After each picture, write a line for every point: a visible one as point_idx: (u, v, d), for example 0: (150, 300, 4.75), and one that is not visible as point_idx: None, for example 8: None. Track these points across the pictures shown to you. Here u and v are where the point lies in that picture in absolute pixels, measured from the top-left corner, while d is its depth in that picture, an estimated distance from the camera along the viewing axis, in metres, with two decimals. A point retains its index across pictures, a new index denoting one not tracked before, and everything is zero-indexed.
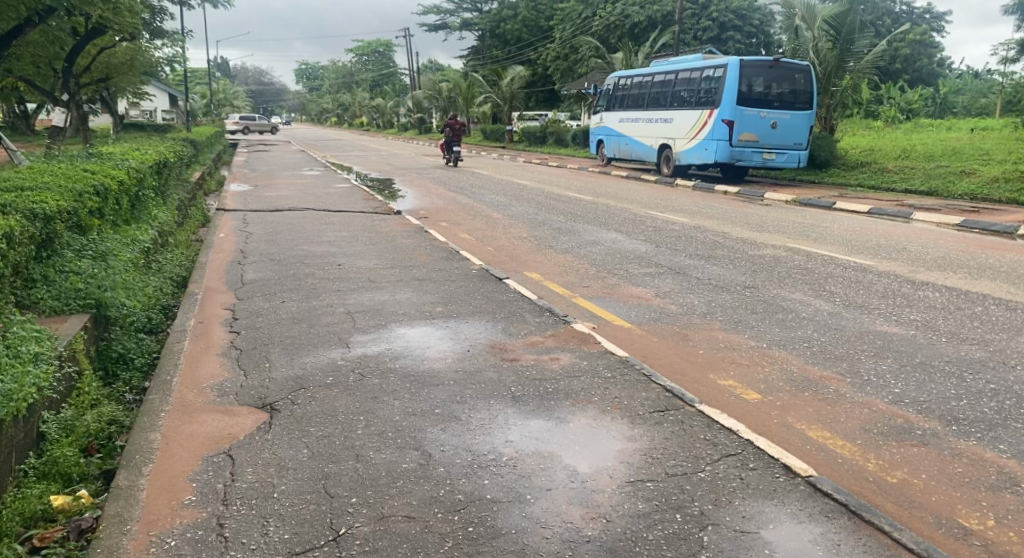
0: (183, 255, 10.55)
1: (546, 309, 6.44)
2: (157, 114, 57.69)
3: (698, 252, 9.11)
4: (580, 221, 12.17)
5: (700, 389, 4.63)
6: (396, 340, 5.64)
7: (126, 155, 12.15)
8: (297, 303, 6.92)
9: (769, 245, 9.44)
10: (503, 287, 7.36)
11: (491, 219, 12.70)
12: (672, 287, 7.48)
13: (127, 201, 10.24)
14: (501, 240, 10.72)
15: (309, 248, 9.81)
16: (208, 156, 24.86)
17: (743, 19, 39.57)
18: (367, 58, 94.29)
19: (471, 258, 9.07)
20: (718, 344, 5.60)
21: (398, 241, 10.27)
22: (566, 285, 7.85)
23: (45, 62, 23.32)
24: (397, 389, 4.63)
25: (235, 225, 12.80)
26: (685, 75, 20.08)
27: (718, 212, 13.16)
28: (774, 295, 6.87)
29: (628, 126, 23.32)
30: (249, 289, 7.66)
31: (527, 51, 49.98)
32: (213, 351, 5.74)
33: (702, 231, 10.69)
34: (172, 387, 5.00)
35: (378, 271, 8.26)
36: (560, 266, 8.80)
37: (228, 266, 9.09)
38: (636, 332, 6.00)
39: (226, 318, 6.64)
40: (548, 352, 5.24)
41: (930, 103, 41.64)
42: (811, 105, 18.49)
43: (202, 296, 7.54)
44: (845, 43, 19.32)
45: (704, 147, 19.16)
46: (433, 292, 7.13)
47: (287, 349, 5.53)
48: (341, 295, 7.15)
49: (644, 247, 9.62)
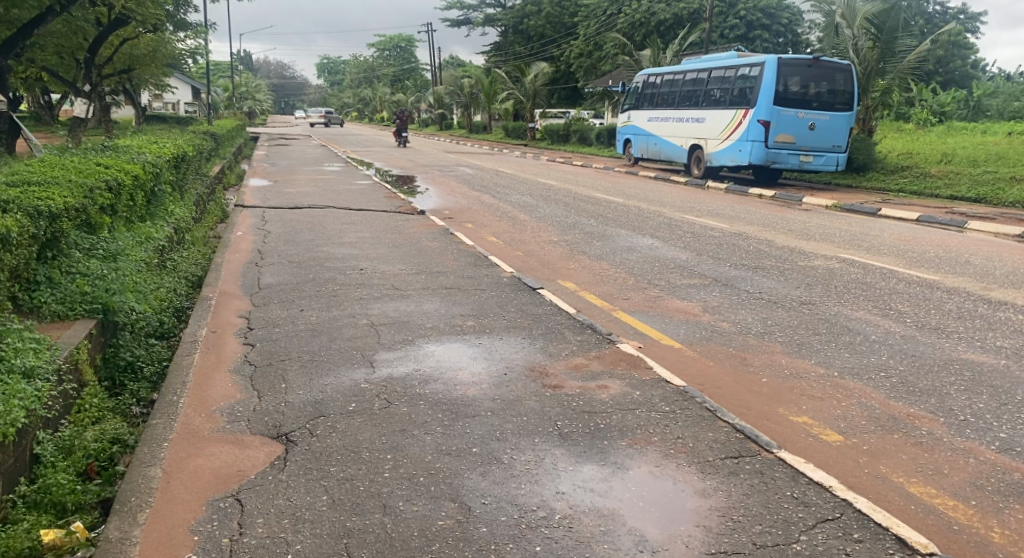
0: (198, 253, 10.09)
1: (587, 325, 5.89)
2: (180, 107, 57.61)
3: (743, 262, 8.54)
4: (613, 225, 11.61)
5: (772, 429, 4.09)
6: (426, 359, 5.13)
7: (143, 149, 11.74)
8: (317, 313, 6.42)
9: (819, 255, 8.87)
10: (538, 298, 6.84)
11: (520, 222, 12.17)
12: (721, 301, 6.93)
13: (143, 196, 9.80)
14: (531, 244, 10.21)
15: (329, 250, 9.32)
16: (229, 149, 24.54)
17: (771, 18, 38.83)
18: (389, 53, 93.91)
19: (502, 264, 8.56)
20: (782, 372, 5.05)
21: (423, 244, 9.76)
22: (605, 295, 7.32)
23: (68, 52, 23.14)
24: (428, 420, 4.11)
25: (253, 222, 12.37)
26: (719, 74, 19.45)
27: (758, 217, 12.59)
28: (836, 314, 6.32)
29: (656, 125, 22.71)
30: (266, 296, 7.16)
31: (550, 48, 49.49)
32: (223, 367, 5.23)
33: (744, 238, 10.13)
34: (178, 409, 4.51)
35: (403, 278, 7.75)
36: (596, 274, 8.25)
37: (244, 268, 8.61)
38: (688, 354, 5.46)
39: (240, 328, 6.14)
40: (595, 379, 4.70)
41: (963, 105, 40.65)
42: (851, 106, 17.81)
43: (216, 302, 7.04)
44: (886, 43, 18.61)
45: (738, 148, 18.52)
46: (463, 303, 6.61)
47: (307, 366, 5.04)
48: (363, 304, 6.63)
49: (684, 256, 9.06)
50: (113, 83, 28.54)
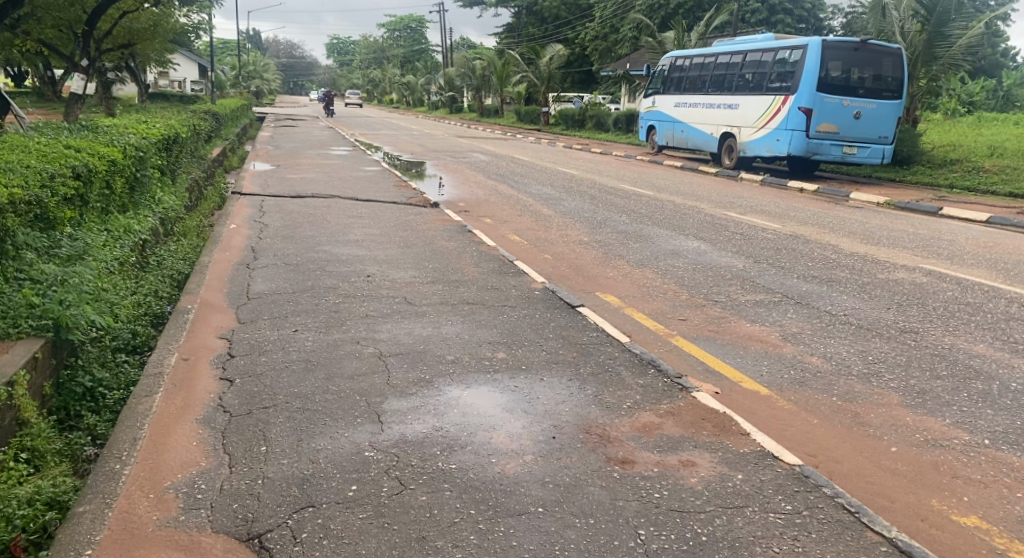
0: (187, 248, 8.92)
1: (649, 363, 4.70)
2: (185, 84, 56.32)
3: (811, 274, 7.39)
4: (649, 223, 10.42)
5: (940, 542, 2.95)
6: (449, 411, 3.95)
7: (129, 129, 10.54)
8: (313, 336, 5.24)
9: (898, 264, 7.70)
10: (581, 320, 5.70)
11: (544, 217, 10.99)
12: (801, 327, 5.75)
13: (123, 184, 8.68)
14: (560, 245, 9.04)
15: (333, 250, 8.16)
16: (231, 130, 23.40)
17: (794, 2, 37.45)
18: (399, 33, 91.35)
19: (531, 271, 7.40)
20: (913, 438, 3.85)
21: (438, 244, 8.58)
22: (655, 314, 6.16)
23: (64, 25, 21.83)
24: (457, 521, 2.96)
25: (250, 213, 11.19)
26: (755, 57, 18.17)
27: (808, 215, 11.42)
28: (952, 349, 5.17)
29: (683, 111, 21.42)
30: (255, 309, 6.00)
31: (564, 30, 48.24)
32: (191, 415, 4.06)
33: (804, 242, 8.97)
34: (119, 485, 3.34)
35: (416, 289, 6.59)
36: (640, 286, 7.08)
37: (233, 271, 7.46)
38: (783, 409, 4.27)
39: (219, 356, 4.96)
40: (675, 450, 3.53)
41: (992, 96, 39.39)
42: (900, 94, 16.55)
43: (195, 317, 5.87)
44: (937, 26, 17.31)
45: (775, 137, 17.26)
46: (490, 326, 5.45)
47: (294, 421, 3.88)
48: (368, 326, 5.48)
49: (740, 264, 7.89)
50: (114, 58, 27.24)
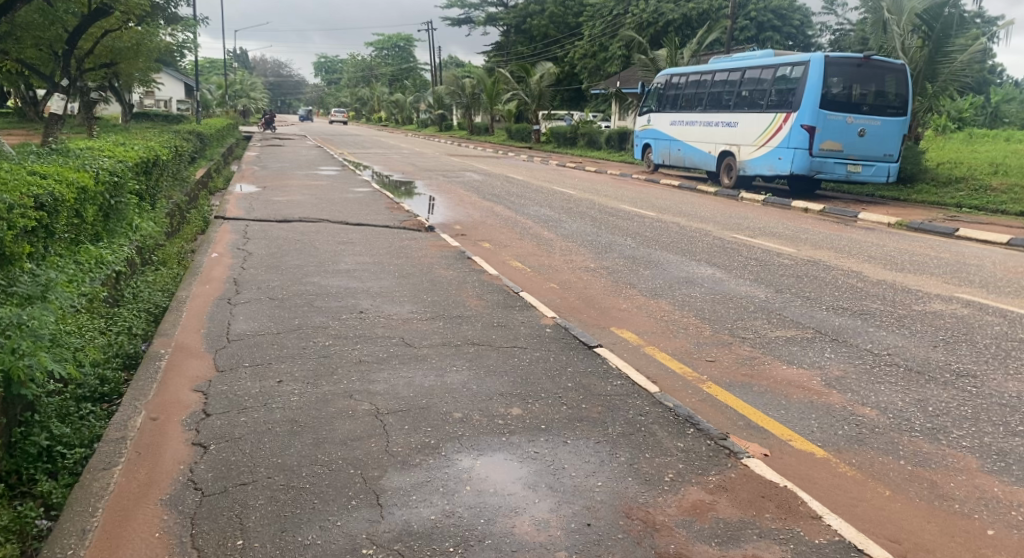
0: (165, 280, 8.23)
1: (686, 420, 4.09)
2: (171, 104, 55.57)
3: (840, 305, 6.85)
4: (657, 247, 9.88)
5: None
6: (461, 489, 3.34)
7: (104, 152, 9.91)
8: (301, 390, 4.62)
9: (931, 294, 7.17)
10: (600, 363, 5.11)
11: (545, 241, 10.43)
12: (843, 369, 5.18)
13: (94, 212, 8.01)
14: (565, 273, 8.47)
15: (322, 282, 7.56)
16: (217, 151, 22.78)
17: (781, 20, 37.25)
18: (387, 52, 91.22)
19: (538, 303, 6.81)
20: (1009, 517, 3.29)
21: (436, 274, 8.00)
22: (679, 354, 5.58)
23: (44, 44, 21.18)
24: None
25: (233, 239, 10.58)
26: (754, 74, 17.75)
27: (821, 237, 10.91)
28: (1020, 398, 4.61)
29: (679, 129, 20.97)
30: (235, 354, 5.37)
31: (553, 48, 47.94)
32: (155, 496, 3.44)
33: (824, 269, 8.44)
34: None
35: (414, 328, 5.97)
36: (658, 320, 6.49)
37: (212, 307, 6.82)
38: (846, 476, 3.67)
39: (193, 416, 4.31)
40: (737, 545, 2.98)
41: (981, 112, 39.44)
42: (904, 111, 16.17)
43: (168, 366, 5.20)
44: (938, 42, 16.97)
45: (777, 156, 16.79)
46: (500, 374, 4.86)
47: (277, 505, 3.27)
48: (361, 375, 4.86)
49: (761, 293, 7.34)
50: (97, 78, 26.57)
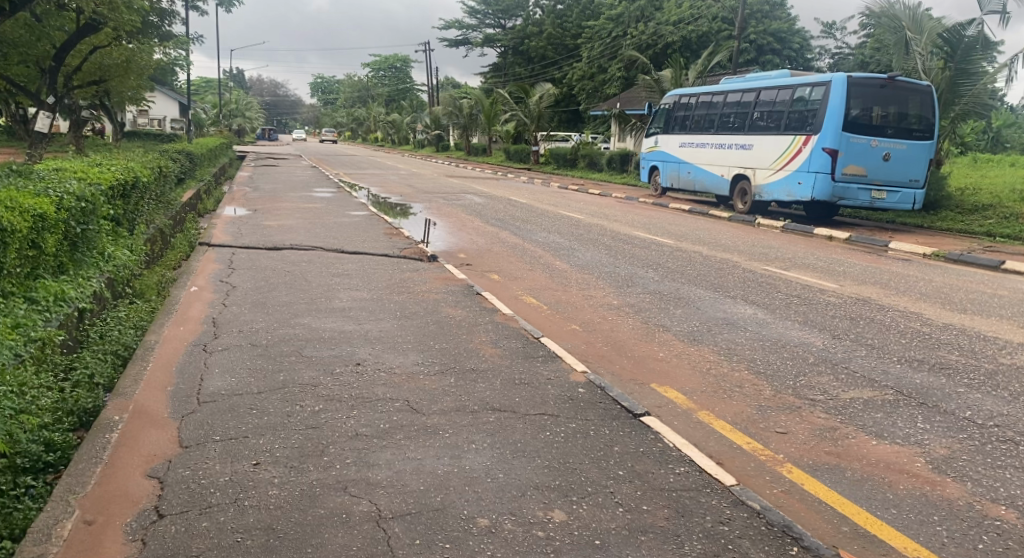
0: (136, 319, 7.13)
1: (786, 532, 3.19)
2: (165, 124, 54.73)
3: (914, 356, 5.91)
4: (683, 281, 8.96)
5: None
6: None
7: (76, 174, 8.97)
8: (282, 477, 3.66)
9: (1011, 343, 6.23)
10: (651, 440, 4.14)
11: (559, 273, 9.49)
12: (951, 447, 4.21)
13: (56, 242, 6.99)
14: (587, 311, 7.51)
15: (313, 324, 6.60)
16: (208, 171, 21.86)
17: (783, 42, 36.64)
18: (384, 73, 90.49)
19: (562, 353, 5.82)
20: None
21: (444, 313, 7.07)
22: (742, 423, 4.60)
23: (32, 62, 20.35)
24: None
25: (217, 270, 9.62)
26: (769, 96, 16.97)
27: (856, 269, 10.01)
28: None
29: (689, 151, 20.09)
30: (205, 424, 4.38)
31: (551, 70, 47.31)
32: None
33: (877, 309, 7.51)
34: None
35: (422, 387, 4.99)
36: (705, 375, 5.53)
37: (186, 357, 5.83)
38: None
39: (141, 517, 3.36)
40: None
41: (983, 136, 38.80)
42: (931, 134, 15.33)
43: (122, 444, 4.15)
44: (961, 62, 16.04)
45: (796, 181, 15.92)
46: (533, 455, 3.90)
47: None
48: (359, 455, 3.90)
49: (817, 341, 6.40)
50: (88, 97, 25.72)
